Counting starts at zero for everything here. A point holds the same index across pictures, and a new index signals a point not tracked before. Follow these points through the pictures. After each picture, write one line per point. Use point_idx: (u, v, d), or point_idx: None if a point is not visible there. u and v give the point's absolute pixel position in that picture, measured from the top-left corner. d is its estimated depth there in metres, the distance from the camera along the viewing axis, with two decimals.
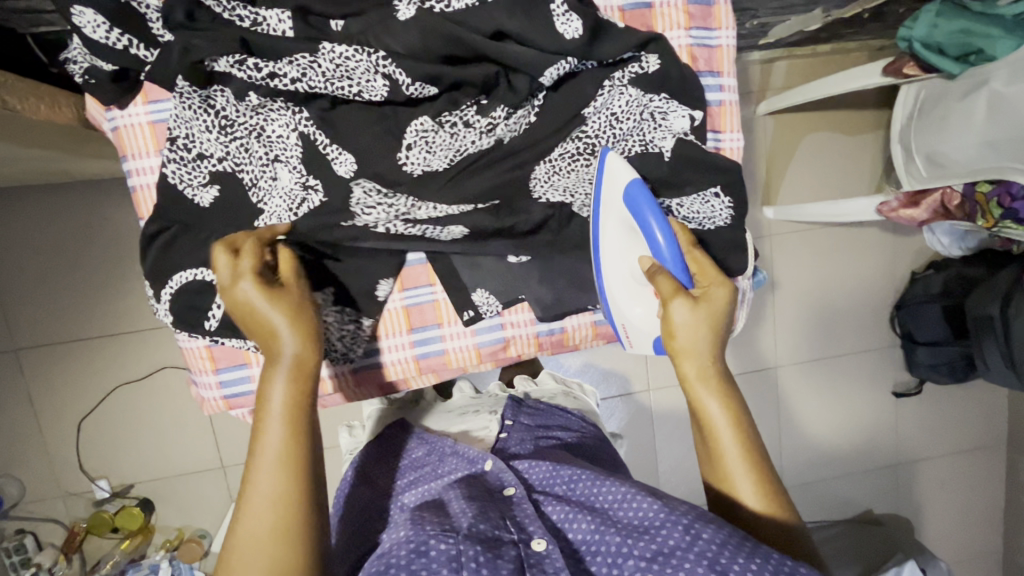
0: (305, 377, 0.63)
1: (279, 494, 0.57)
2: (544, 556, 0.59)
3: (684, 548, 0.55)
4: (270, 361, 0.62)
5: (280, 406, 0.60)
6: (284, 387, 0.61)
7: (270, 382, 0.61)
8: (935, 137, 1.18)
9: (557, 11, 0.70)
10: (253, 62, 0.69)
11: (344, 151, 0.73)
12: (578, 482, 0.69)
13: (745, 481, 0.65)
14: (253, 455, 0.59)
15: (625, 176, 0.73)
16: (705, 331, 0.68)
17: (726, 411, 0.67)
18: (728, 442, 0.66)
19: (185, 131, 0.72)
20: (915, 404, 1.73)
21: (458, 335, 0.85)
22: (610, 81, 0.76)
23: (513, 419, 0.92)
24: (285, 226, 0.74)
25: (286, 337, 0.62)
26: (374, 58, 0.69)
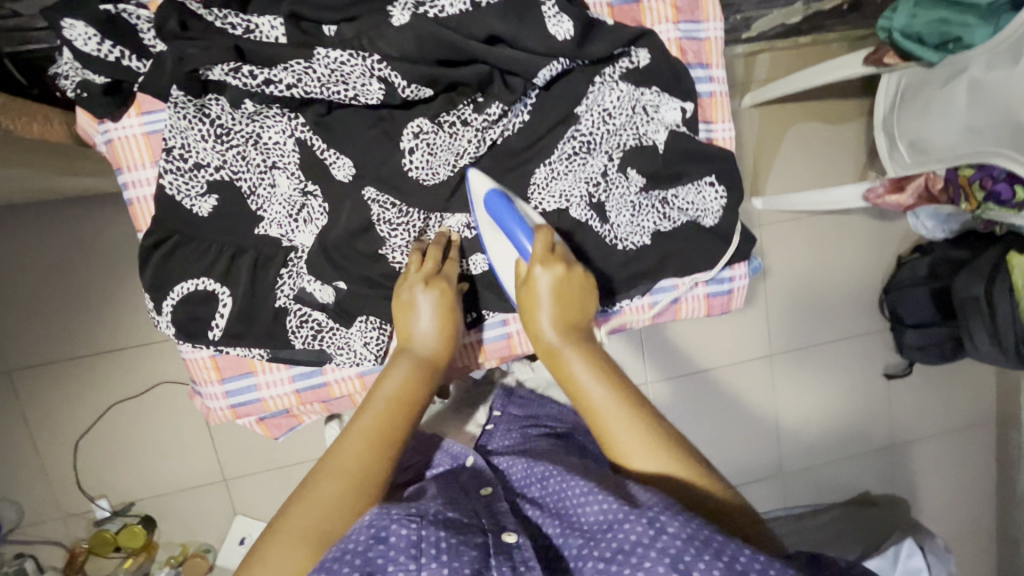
0: (423, 371, 0.69)
1: (355, 466, 0.59)
2: (513, 547, 0.55)
3: (646, 544, 0.49)
4: (406, 352, 0.71)
5: (395, 390, 0.66)
6: (406, 372, 0.68)
7: (398, 364, 0.68)
8: (918, 122, 1.20)
9: (548, 12, 0.72)
10: (248, 69, 0.68)
11: (342, 154, 0.74)
12: (551, 479, 0.66)
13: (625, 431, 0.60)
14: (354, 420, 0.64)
15: (486, 184, 0.74)
16: (557, 309, 0.68)
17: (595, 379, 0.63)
18: (596, 393, 0.62)
19: (181, 141, 0.72)
20: (907, 384, 1.77)
21: None
22: (601, 76, 0.77)
23: (501, 410, 0.94)
24: (286, 232, 0.76)
25: (427, 323, 0.72)
26: (369, 62, 0.69)
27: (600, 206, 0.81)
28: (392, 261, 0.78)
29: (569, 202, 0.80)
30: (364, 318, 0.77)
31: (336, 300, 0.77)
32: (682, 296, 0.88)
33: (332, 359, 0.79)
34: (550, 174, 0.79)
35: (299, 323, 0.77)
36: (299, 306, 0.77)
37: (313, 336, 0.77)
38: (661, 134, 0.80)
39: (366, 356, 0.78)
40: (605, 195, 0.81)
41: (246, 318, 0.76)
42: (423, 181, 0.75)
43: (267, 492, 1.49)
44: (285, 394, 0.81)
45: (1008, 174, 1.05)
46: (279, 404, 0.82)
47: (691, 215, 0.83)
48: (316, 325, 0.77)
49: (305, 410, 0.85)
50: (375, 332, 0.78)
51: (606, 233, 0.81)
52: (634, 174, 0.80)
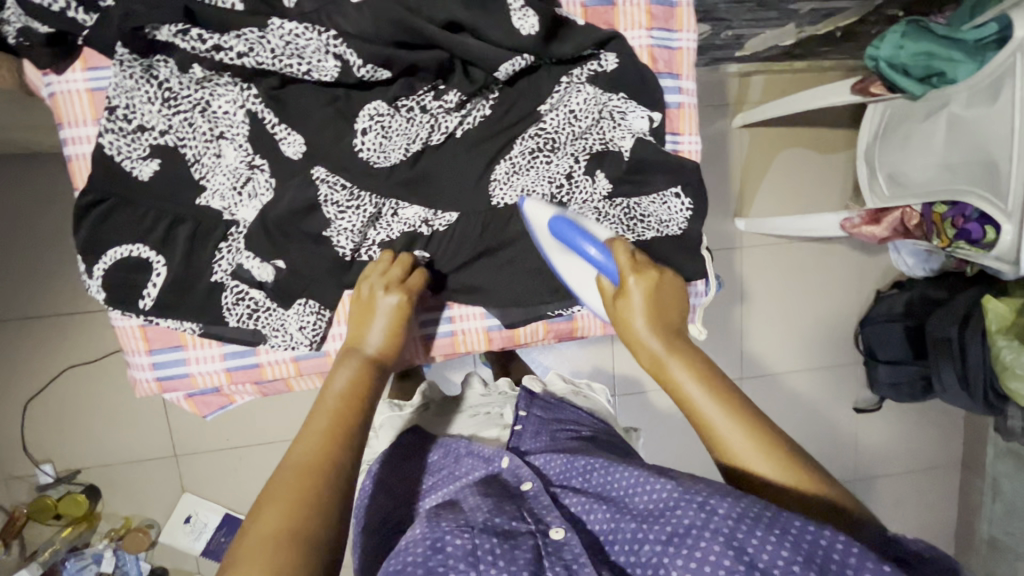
0: (373, 370, 0.68)
1: (306, 460, 0.57)
2: (563, 543, 0.56)
3: (700, 526, 0.50)
4: (352, 352, 0.69)
5: (344, 387, 0.65)
6: (352, 371, 0.67)
7: (343, 365, 0.67)
8: (897, 156, 1.20)
9: (515, 5, 0.70)
10: (197, 32, 0.66)
11: (293, 131, 0.72)
12: (594, 471, 0.65)
13: (737, 431, 0.58)
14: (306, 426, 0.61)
15: (544, 211, 0.72)
16: (648, 312, 0.65)
17: (699, 387, 0.60)
18: (710, 407, 0.59)
19: (125, 101, 0.69)
20: (875, 420, 1.76)
21: (340, 337, 0.79)
22: (568, 77, 0.76)
23: (526, 411, 0.84)
24: (228, 205, 0.73)
25: (375, 330, 0.71)
26: (325, 37, 0.67)
27: (559, 206, 0.77)
28: (336, 244, 0.75)
29: (527, 200, 0.77)
30: (303, 301, 0.76)
31: (274, 279, 0.75)
32: None
33: (266, 340, 0.77)
34: (510, 169, 0.76)
35: (234, 300, 0.75)
36: (236, 282, 0.74)
37: (248, 315, 0.75)
38: (628, 140, 0.78)
39: (302, 341, 0.77)
40: (567, 196, 0.78)
41: (180, 290, 0.74)
42: (374, 163, 0.73)
43: (217, 471, 1.46)
44: (216, 371, 0.79)
45: (981, 214, 1.03)
46: (208, 381, 0.79)
47: (652, 227, 0.80)
48: (252, 304, 0.75)
49: (236, 390, 0.82)
50: (312, 316, 0.76)
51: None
52: (601, 178, 0.79)
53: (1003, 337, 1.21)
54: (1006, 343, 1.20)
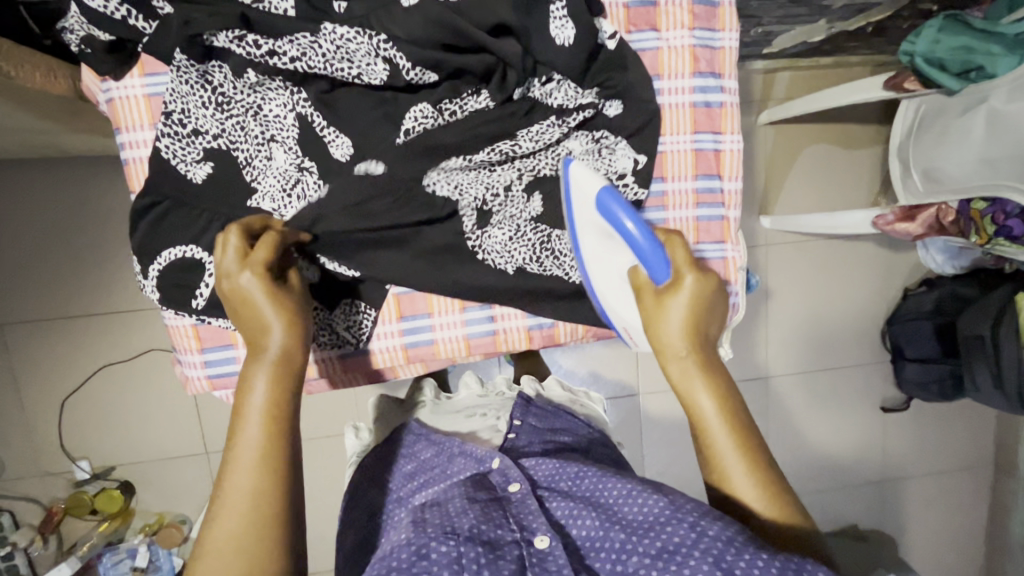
0: (288, 373, 0.60)
1: (252, 500, 0.54)
2: (547, 553, 0.57)
3: (689, 545, 0.52)
4: (256, 357, 0.60)
5: (263, 405, 0.58)
6: (267, 384, 0.59)
7: (254, 379, 0.59)
8: (933, 152, 1.18)
9: (555, 12, 0.71)
10: (253, 38, 0.68)
11: (342, 133, 0.73)
12: (583, 479, 0.67)
13: (737, 467, 0.61)
14: (229, 459, 0.56)
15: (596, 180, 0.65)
16: (689, 324, 0.63)
17: (715, 407, 0.63)
18: (721, 436, 0.62)
19: (181, 106, 0.71)
20: (902, 419, 1.74)
21: (385, 336, 0.81)
22: (587, 95, 0.76)
23: (521, 419, 0.86)
24: (278, 207, 0.74)
25: (278, 333, 0.60)
26: (375, 41, 0.69)
27: (485, 214, 0.79)
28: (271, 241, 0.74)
29: (458, 197, 0.77)
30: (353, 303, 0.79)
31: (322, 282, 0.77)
32: None
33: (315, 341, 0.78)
34: (459, 166, 0.76)
35: None
36: None
37: None
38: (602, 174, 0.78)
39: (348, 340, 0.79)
40: (498, 206, 0.79)
41: None
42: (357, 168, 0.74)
43: None
44: None
45: (1021, 210, 1.02)
46: None
47: (563, 266, 0.81)
48: None
49: None
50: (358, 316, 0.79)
51: (473, 239, 0.78)
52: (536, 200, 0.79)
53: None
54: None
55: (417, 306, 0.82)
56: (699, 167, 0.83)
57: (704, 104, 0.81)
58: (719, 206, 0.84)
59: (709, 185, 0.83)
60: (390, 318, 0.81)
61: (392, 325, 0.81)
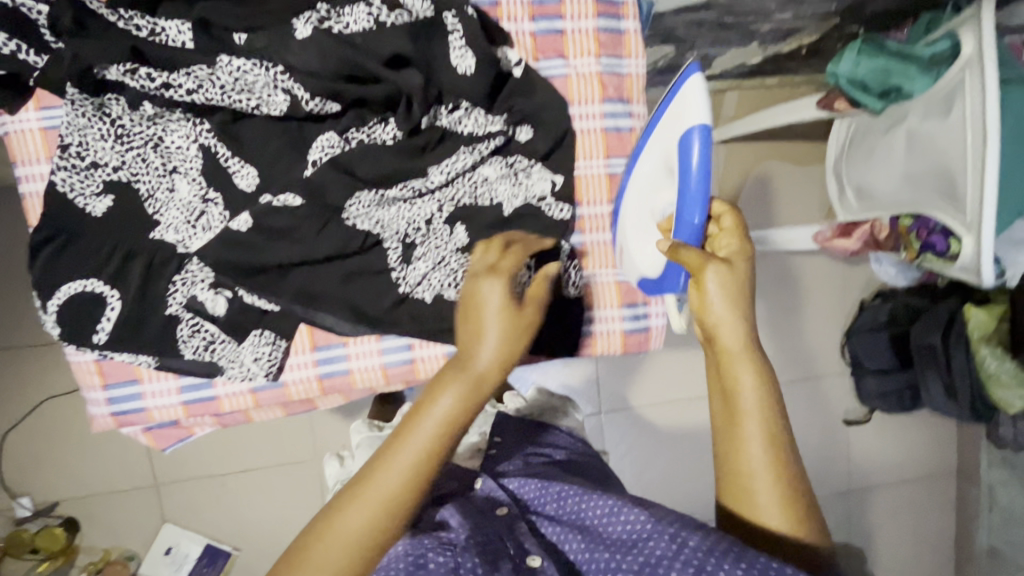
0: (476, 399, 0.56)
1: (392, 492, 0.53)
2: (540, 573, 0.55)
3: (670, 557, 0.51)
4: (458, 366, 0.57)
5: (444, 417, 0.55)
6: (455, 399, 0.55)
7: (448, 386, 0.56)
8: (863, 170, 1.19)
9: (454, 42, 0.71)
10: (146, 71, 0.67)
11: (247, 164, 0.73)
12: (567, 498, 0.63)
13: (757, 438, 0.55)
14: (388, 450, 0.55)
15: (702, 106, 0.63)
16: (735, 315, 0.58)
17: (751, 387, 0.56)
18: (751, 424, 0.55)
19: (78, 138, 0.70)
20: (864, 430, 1.75)
21: (297, 367, 0.79)
22: (490, 116, 0.77)
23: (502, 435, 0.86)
24: (182, 239, 0.73)
25: (490, 344, 0.58)
26: (273, 73, 0.68)
27: (409, 247, 0.78)
28: (172, 282, 0.74)
29: (381, 232, 0.77)
30: (258, 332, 0.76)
31: (227, 312, 0.75)
32: (596, 329, 0.86)
33: (223, 372, 0.77)
34: (375, 199, 0.75)
35: (190, 333, 0.75)
36: (191, 316, 0.74)
37: (204, 347, 0.75)
38: (521, 200, 0.78)
39: (257, 372, 0.77)
40: (421, 239, 0.78)
41: (136, 324, 0.74)
42: (263, 198, 0.73)
43: (198, 500, 1.43)
44: (172, 404, 0.78)
45: (942, 227, 1.04)
46: (164, 415, 0.78)
47: None
48: (208, 336, 0.75)
49: (196, 422, 0.81)
50: (268, 347, 0.76)
51: (397, 272, 0.78)
52: (459, 229, 0.78)
53: (986, 344, 1.24)
54: (989, 350, 1.23)
55: (330, 336, 0.80)
56: (612, 192, 0.83)
57: (615, 129, 0.82)
58: None
59: None
60: (301, 348, 0.79)
61: (305, 355, 0.79)
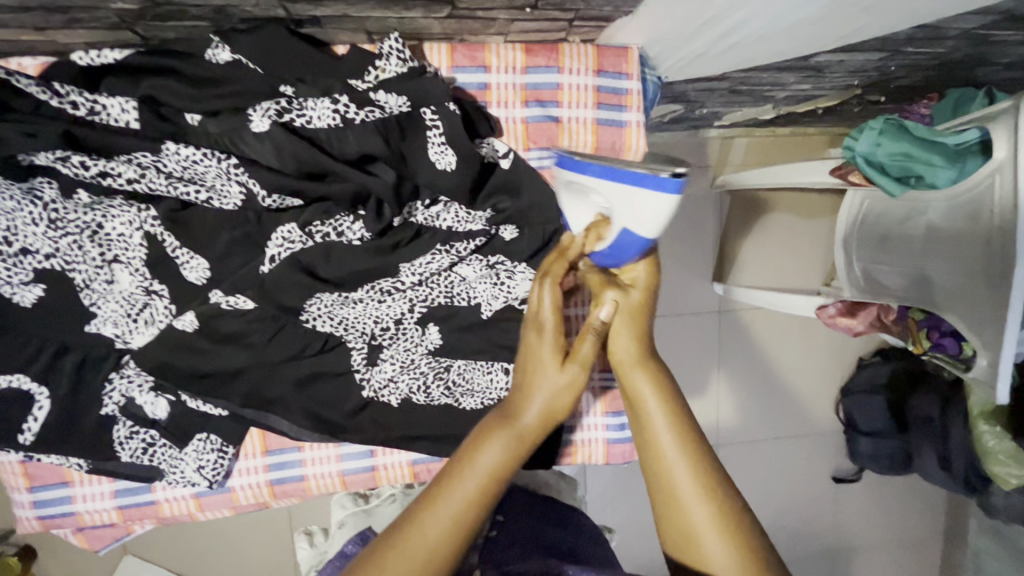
0: (521, 453, 0.49)
1: (432, 548, 0.45)
2: None
3: None
4: (503, 422, 0.49)
5: (489, 468, 0.48)
6: (500, 449, 0.48)
7: (492, 440, 0.48)
8: (875, 253, 1.12)
9: (432, 138, 0.63)
10: (78, 159, 0.60)
11: (197, 255, 0.65)
12: None
13: (681, 464, 0.49)
14: (427, 498, 0.47)
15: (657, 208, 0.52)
16: (637, 338, 0.52)
17: (659, 402, 0.51)
18: (668, 445, 0.50)
19: (4, 223, 0.61)
20: (855, 491, 1.69)
21: (247, 472, 0.73)
22: (469, 211, 0.69)
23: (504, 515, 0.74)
24: (121, 333, 0.66)
25: (539, 401, 0.50)
26: (224, 165, 0.61)
27: (375, 348, 0.71)
28: (108, 379, 0.67)
29: (343, 333, 0.70)
30: (202, 437, 0.69)
31: (169, 416, 0.68)
32: (578, 436, 0.80)
33: (163, 477, 0.70)
34: (338, 300, 0.68)
35: (128, 434, 0.68)
36: (129, 418, 0.68)
37: (143, 449, 0.68)
38: (503, 303, 0.71)
39: (200, 481, 0.69)
40: (388, 340, 0.71)
41: (65, 425, 0.66)
42: (212, 296, 0.66)
43: None
44: (105, 509, 0.71)
45: (954, 330, 0.99)
46: (98, 519, 0.71)
47: (453, 393, 0.72)
48: (147, 438, 0.68)
49: (135, 524, 0.74)
50: (212, 454, 0.69)
51: (360, 375, 0.71)
52: (433, 330, 0.71)
53: (985, 422, 1.09)
54: (989, 428, 1.08)
55: (283, 440, 0.73)
56: None
57: None
58: None
59: None
60: (251, 453, 0.73)
61: (256, 460, 0.73)
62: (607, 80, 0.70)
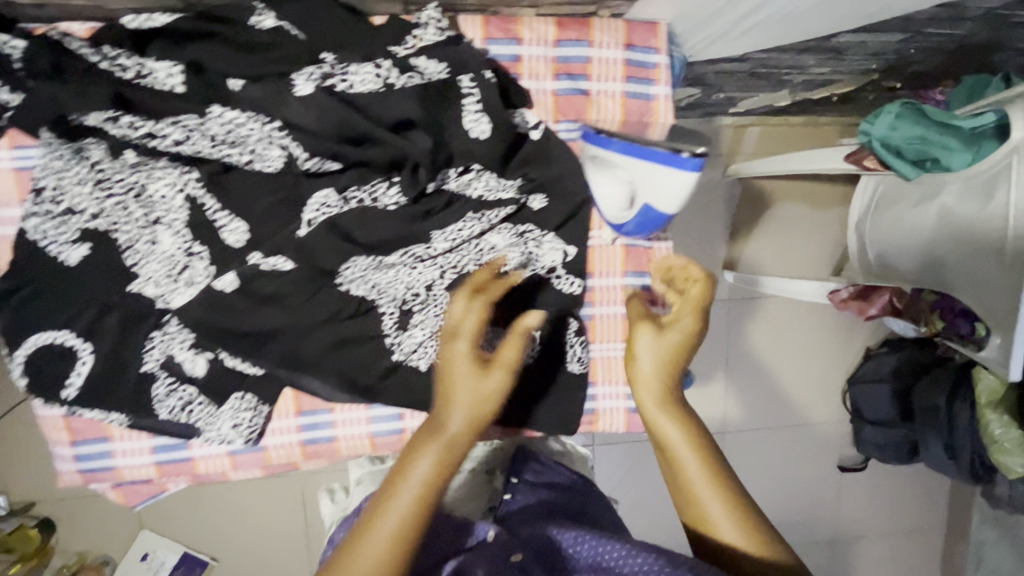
0: (454, 459, 0.53)
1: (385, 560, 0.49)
2: None
3: None
4: (429, 436, 0.53)
5: (423, 481, 0.52)
6: (432, 461, 0.52)
7: (420, 452, 0.53)
8: (887, 235, 1.14)
9: (468, 107, 0.66)
10: (128, 119, 0.63)
11: (235, 218, 0.67)
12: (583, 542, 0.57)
13: (701, 479, 0.56)
14: (373, 517, 0.51)
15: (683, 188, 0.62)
16: (665, 373, 0.59)
17: (679, 428, 0.58)
18: (689, 464, 0.56)
19: (54, 181, 0.64)
20: (858, 478, 1.71)
21: (280, 431, 0.75)
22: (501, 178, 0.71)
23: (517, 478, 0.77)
24: (163, 293, 0.68)
25: (458, 412, 0.53)
26: (268, 128, 0.63)
27: (406, 313, 0.73)
28: (148, 338, 0.69)
29: (376, 298, 0.72)
30: (239, 396, 0.71)
31: (207, 374, 0.70)
32: (600, 405, 0.81)
33: (200, 434, 0.72)
34: (373, 264, 0.70)
35: (167, 392, 0.70)
36: (167, 375, 0.70)
37: (181, 407, 0.70)
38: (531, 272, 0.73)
39: (235, 438, 0.72)
40: (419, 306, 0.72)
41: (107, 381, 0.69)
42: (249, 258, 0.67)
43: None
44: (143, 465, 0.73)
45: (967, 308, 1.00)
46: (135, 475, 0.73)
47: None
48: (185, 396, 0.70)
49: (170, 481, 0.76)
50: (248, 412, 0.72)
51: (390, 339, 0.73)
52: None
53: (993, 411, 1.05)
54: (996, 416, 1.05)
55: (316, 402, 0.75)
56: (628, 263, 0.78)
57: None
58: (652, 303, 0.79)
59: (641, 282, 0.78)
60: (285, 412, 0.75)
61: (289, 419, 0.75)
62: (636, 54, 0.73)
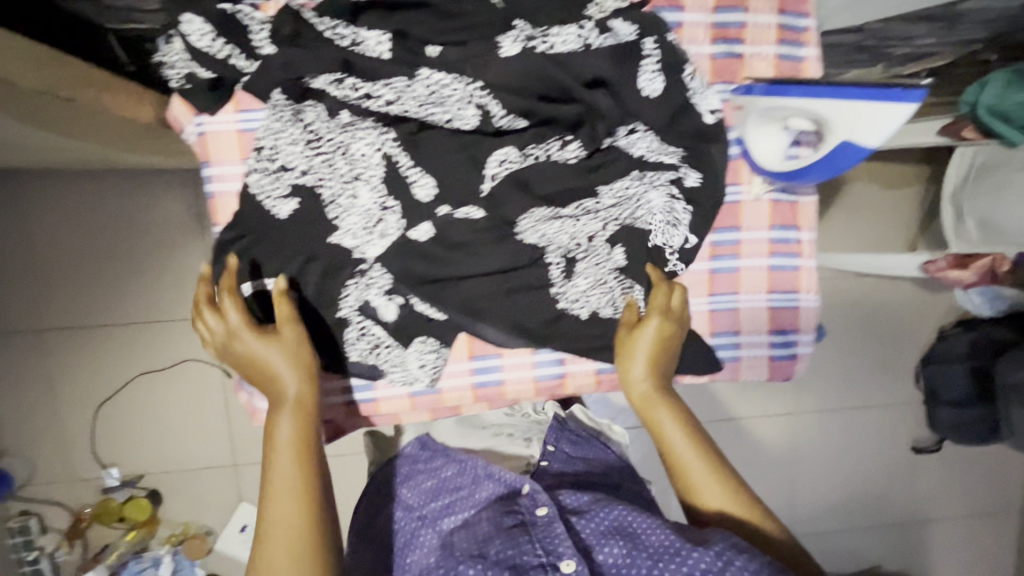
0: (307, 419, 0.67)
1: (293, 513, 0.59)
2: None
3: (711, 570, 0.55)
4: (275, 401, 0.66)
5: (289, 437, 0.64)
6: (290, 422, 0.65)
7: (281, 416, 0.65)
8: (987, 202, 1.11)
9: (645, 67, 0.74)
10: (352, 82, 0.71)
11: (426, 174, 0.73)
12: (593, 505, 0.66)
13: (694, 458, 0.68)
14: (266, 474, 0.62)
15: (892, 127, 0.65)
16: (651, 363, 0.74)
17: (676, 425, 0.70)
18: (683, 447, 0.69)
19: (271, 142, 0.71)
20: (935, 463, 1.56)
21: (454, 375, 0.81)
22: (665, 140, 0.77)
23: (555, 445, 0.81)
24: (360, 244, 0.74)
25: (287, 375, 0.67)
26: (470, 88, 0.71)
27: (571, 262, 0.78)
28: (345, 286, 0.75)
29: (546, 247, 0.77)
30: (423, 340, 0.77)
31: (397, 318, 0.77)
32: (744, 353, 0.85)
33: (385, 376, 0.78)
34: (548, 214, 0.76)
35: (358, 335, 0.76)
36: (361, 319, 0.76)
37: (370, 350, 0.77)
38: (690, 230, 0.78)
39: (420, 378, 0.78)
40: (583, 255, 0.78)
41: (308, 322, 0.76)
42: (439, 210, 0.74)
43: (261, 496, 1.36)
44: (335, 404, 0.80)
45: None
46: (326, 414, 0.80)
47: None
48: (373, 339, 0.77)
49: (350, 423, 0.83)
50: (432, 355, 0.78)
51: (557, 287, 0.78)
52: (618, 250, 0.78)
53: None
54: None
55: (488, 347, 0.81)
56: (775, 219, 0.82)
57: None
58: (794, 256, 0.84)
59: (786, 236, 0.83)
60: (459, 357, 0.81)
61: (462, 363, 0.81)
62: (788, 19, 0.78)
